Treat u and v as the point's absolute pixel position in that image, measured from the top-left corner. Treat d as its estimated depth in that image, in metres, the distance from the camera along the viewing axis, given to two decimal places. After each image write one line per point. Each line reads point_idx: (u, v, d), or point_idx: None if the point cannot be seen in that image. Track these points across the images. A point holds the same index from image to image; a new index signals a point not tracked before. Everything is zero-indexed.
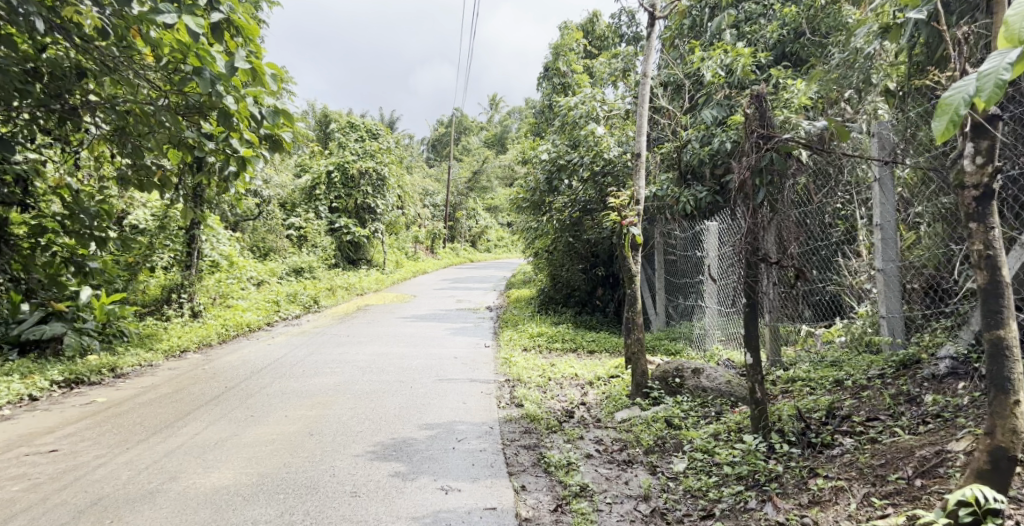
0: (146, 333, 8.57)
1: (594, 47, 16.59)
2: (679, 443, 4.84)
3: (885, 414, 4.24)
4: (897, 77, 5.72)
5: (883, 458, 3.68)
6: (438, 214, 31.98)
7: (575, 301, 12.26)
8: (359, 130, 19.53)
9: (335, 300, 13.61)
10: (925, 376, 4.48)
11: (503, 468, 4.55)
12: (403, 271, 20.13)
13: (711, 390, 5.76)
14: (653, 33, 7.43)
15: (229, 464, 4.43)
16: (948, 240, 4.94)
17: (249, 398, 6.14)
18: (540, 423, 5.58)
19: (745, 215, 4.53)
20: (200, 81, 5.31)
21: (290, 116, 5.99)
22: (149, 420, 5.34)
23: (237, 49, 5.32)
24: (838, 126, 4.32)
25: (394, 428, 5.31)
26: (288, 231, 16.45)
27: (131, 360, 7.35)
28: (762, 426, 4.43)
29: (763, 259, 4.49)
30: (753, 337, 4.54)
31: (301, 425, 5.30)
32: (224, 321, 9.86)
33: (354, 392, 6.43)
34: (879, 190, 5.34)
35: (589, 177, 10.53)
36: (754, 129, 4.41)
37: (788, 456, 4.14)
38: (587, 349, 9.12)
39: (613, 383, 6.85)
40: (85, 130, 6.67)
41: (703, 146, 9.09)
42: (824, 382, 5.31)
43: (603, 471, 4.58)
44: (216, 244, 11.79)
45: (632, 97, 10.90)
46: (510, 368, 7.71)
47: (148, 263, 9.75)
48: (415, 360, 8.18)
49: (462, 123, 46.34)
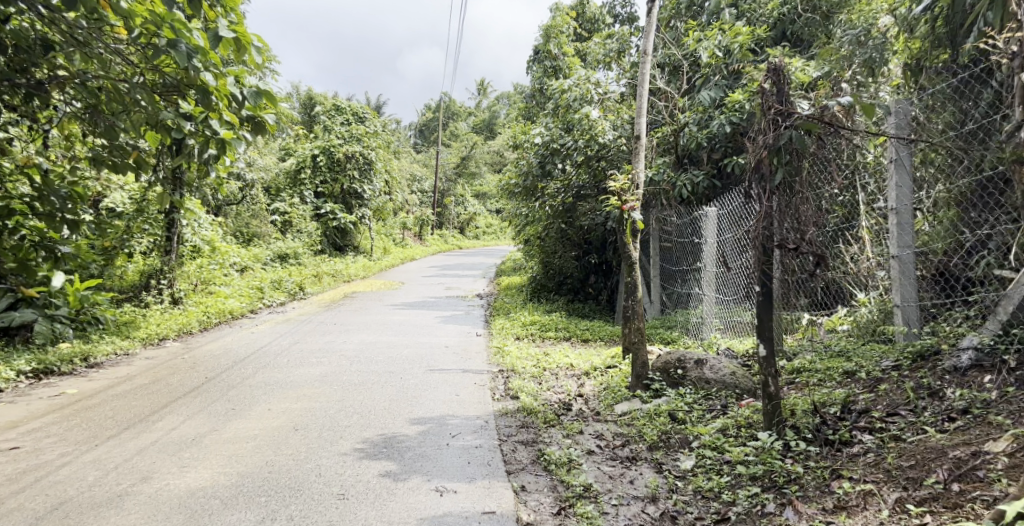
0: (123, 320, 8.22)
1: (585, 30, 16.24)
2: (685, 439, 4.59)
3: (906, 408, 3.98)
4: (915, 53, 5.46)
5: (914, 459, 3.43)
6: (426, 201, 31.53)
7: (567, 289, 12.12)
8: (345, 114, 19.07)
9: (321, 287, 13.28)
10: (947, 368, 4.21)
11: (501, 466, 4.29)
12: (392, 258, 19.78)
13: (715, 382, 5.52)
14: (654, 10, 7.08)
15: (207, 462, 4.13)
16: (960, 225, 4.88)
17: (231, 389, 5.83)
18: (538, 416, 5.32)
19: (759, 198, 4.27)
20: (174, 54, 4.99)
21: (272, 96, 5.68)
22: (121, 414, 5.01)
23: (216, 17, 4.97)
24: (864, 102, 3.99)
25: (383, 423, 5.02)
26: (273, 216, 16.03)
27: (106, 348, 7.00)
28: (776, 422, 4.17)
29: (779, 246, 4.22)
30: (767, 328, 4.28)
31: (286, 419, 5.01)
32: (205, 309, 9.51)
33: (341, 384, 6.14)
34: (896, 172, 5.05)
35: (583, 160, 10.24)
36: (771, 105, 4.15)
37: (805, 455, 3.89)
38: (580, 338, 8.87)
39: (611, 373, 6.58)
40: (55, 108, 6.30)
41: (700, 130, 8.87)
42: (833, 373, 5.07)
43: (607, 469, 4.32)
44: (198, 229, 11.11)
45: (628, 79, 10.59)
46: (503, 358, 7.42)
47: (126, 248, 9.28)
48: (403, 349, 7.87)
49: (449, 109, 45.82)
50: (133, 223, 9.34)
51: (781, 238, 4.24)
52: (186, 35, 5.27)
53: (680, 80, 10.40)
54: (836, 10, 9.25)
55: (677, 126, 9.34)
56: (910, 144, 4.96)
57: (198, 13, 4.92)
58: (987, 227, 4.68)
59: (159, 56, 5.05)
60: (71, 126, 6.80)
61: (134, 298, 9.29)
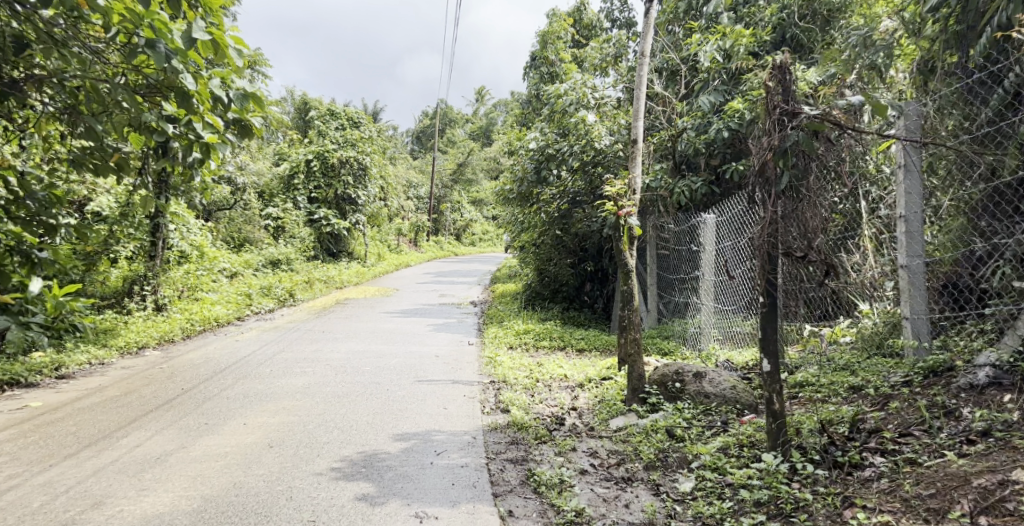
0: (102, 328, 7.93)
1: (581, 37, 16.04)
2: (684, 458, 4.33)
3: (920, 429, 3.73)
4: (923, 54, 5.23)
5: (934, 486, 3.18)
6: (422, 206, 31.33)
7: (562, 296, 11.87)
8: (340, 118, 18.73)
9: (313, 293, 13.01)
10: (962, 386, 3.95)
11: (487, 489, 4.05)
12: (386, 265, 19.50)
13: (715, 397, 5.25)
14: (651, 11, 6.85)
15: (168, 485, 3.91)
16: (969, 234, 4.66)
17: (206, 402, 5.56)
18: (529, 432, 5.06)
19: (764, 202, 4.01)
20: (153, 54, 4.68)
21: (260, 100, 5.38)
22: (84, 430, 4.76)
23: (195, 18, 4.70)
24: (876, 101, 3.74)
25: (364, 439, 4.76)
26: (265, 221, 15.72)
27: (79, 358, 6.76)
28: (781, 442, 3.87)
29: (785, 254, 3.93)
30: (771, 341, 3.97)
31: (261, 435, 4.75)
32: (190, 315, 9.24)
33: (324, 396, 5.86)
34: (905, 176, 4.81)
35: (578, 166, 9.98)
36: (776, 104, 3.89)
37: (813, 478, 3.63)
38: (575, 348, 8.61)
39: (606, 385, 6.32)
40: (31, 108, 6.03)
41: (699, 135, 8.71)
42: (838, 388, 4.81)
43: (600, 491, 4.07)
44: (186, 234, 10.83)
45: (625, 84, 10.39)
46: (495, 369, 7.15)
47: (109, 253, 8.91)
48: (393, 359, 7.60)
49: (446, 115, 45.69)
50: (117, 227, 9.02)
51: (787, 246, 3.97)
52: (167, 34, 4.94)
53: (679, 85, 10.20)
54: (837, 15, 9.15)
55: (676, 132, 9.13)
56: (923, 149, 4.69)
57: (174, 12, 4.63)
58: (1001, 236, 4.45)
59: (136, 56, 4.75)
60: (48, 126, 6.52)
61: (117, 305, 8.99)
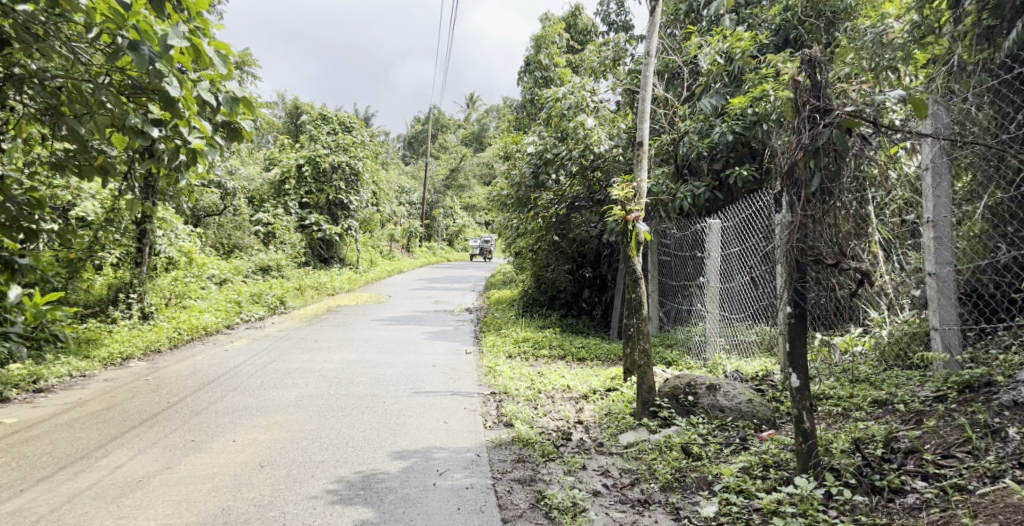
0: (85, 337, 7.61)
1: (577, 42, 15.86)
2: (703, 479, 4.06)
3: (963, 450, 3.52)
4: (945, 51, 4.98)
5: (996, 519, 2.95)
6: (414, 212, 31.01)
7: (561, 303, 11.61)
8: (331, 123, 18.30)
9: (305, 301, 12.70)
10: (1005, 403, 3.71)
11: (496, 514, 3.77)
12: (379, 271, 19.16)
13: (730, 411, 4.97)
14: (658, 10, 6.61)
15: (150, 511, 3.63)
16: (1003, 241, 4.43)
17: (194, 416, 5.25)
18: (535, 449, 4.77)
19: (792, 207, 3.74)
20: (135, 57, 4.34)
21: (250, 104, 5.02)
22: (61, 449, 4.46)
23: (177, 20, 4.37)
24: (916, 98, 3.47)
25: (362, 458, 4.46)
26: (255, 227, 15.34)
27: (59, 370, 6.44)
28: (812, 464, 3.64)
29: (816, 262, 3.67)
30: (800, 355, 3.71)
31: (251, 453, 4.45)
32: (177, 324, 8.90)
33: (319, 410, 5.56)
34: (933, 180, 4.55)
35: (578, 172, 9.66)
36: (806, 101, 3.63)
37: (851, 505, 3.41)
38: (576, 357, 8.32)
39: (612, 398, 6.01)
40: (10, 108, 5.68)
41: (701, 139, 8.49)
42: (861, 401, 4.55)
43: (616, 515, 3.79)
44: (174, 240, 10.50)
45: (625, 86, 10.15)
46: (494, 379, 6.86)
47: (94, 260, 8.53)
48: (388, 369, 7.29)
49: (438, 121, 45.46)
50: (103, 232, 8.65)
51: (817, 253, 3.70)
52: (152, 37, 4.61)
53: (680, 88, 9.95)
54: (841, 17, 8.62)
55: (677, 135, 8.90)
56: (953, 149, 4.47)
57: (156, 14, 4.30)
58: None
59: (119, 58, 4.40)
60: (27, 128, 6.17)
61: (100, 313, 8.61)
